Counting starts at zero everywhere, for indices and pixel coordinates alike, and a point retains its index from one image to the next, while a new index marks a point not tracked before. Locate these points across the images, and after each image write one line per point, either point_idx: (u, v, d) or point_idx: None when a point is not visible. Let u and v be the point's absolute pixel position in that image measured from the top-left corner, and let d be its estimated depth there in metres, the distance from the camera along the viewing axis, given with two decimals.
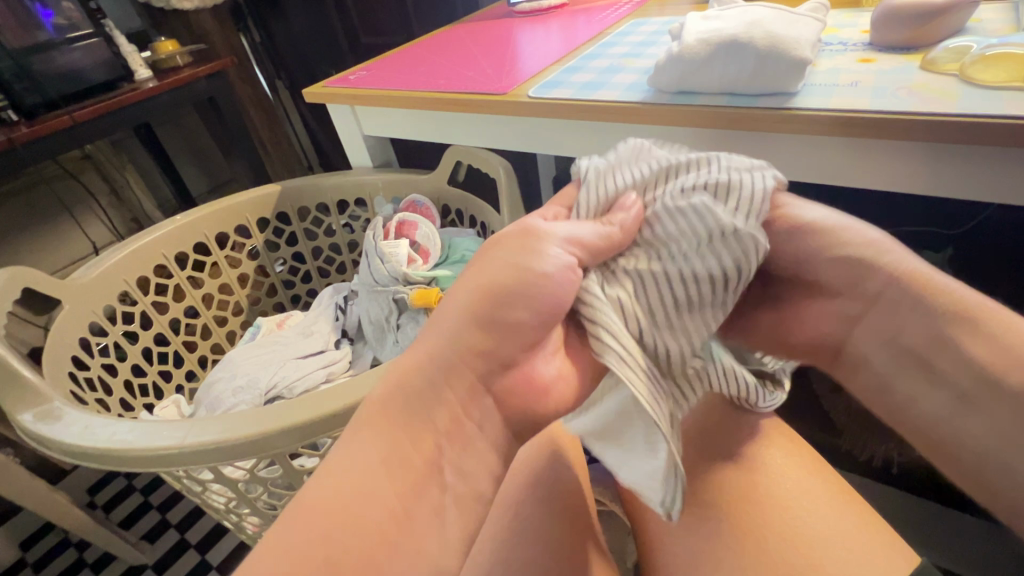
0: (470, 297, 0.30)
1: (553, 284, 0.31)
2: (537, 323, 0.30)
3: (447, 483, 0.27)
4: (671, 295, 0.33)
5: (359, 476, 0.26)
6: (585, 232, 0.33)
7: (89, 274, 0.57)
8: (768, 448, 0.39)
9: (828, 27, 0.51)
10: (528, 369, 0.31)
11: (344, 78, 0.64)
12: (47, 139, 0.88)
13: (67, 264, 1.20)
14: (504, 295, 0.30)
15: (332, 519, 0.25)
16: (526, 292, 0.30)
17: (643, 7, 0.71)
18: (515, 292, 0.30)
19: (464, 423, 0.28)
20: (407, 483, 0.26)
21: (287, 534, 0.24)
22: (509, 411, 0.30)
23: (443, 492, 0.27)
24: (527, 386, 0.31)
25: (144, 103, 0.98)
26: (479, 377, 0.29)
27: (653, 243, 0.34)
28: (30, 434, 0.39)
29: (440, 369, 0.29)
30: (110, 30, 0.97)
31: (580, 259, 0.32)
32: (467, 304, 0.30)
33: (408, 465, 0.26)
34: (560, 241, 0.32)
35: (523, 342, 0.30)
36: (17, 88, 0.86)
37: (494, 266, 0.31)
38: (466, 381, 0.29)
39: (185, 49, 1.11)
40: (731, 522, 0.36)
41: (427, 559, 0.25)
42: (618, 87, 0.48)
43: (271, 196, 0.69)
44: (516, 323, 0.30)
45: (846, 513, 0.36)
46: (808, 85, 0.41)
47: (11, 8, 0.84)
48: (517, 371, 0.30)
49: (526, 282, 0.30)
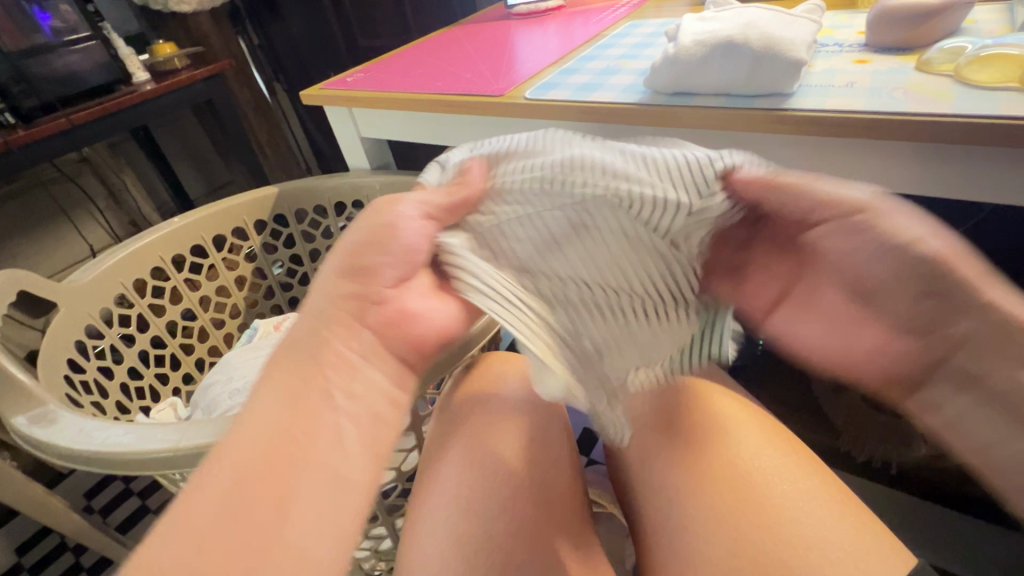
0: (338, 259, 0.34)
1: (406, 238, 0.34)
2: (393, 266, 0.34)
3: (339, 406, 0.30)
4: (562, 260, 0.32)
5: (261, 416, 0.28)
6: (435, 196, 0.35)
7: (84, 277, 0.57)
8: (764, 450, 0.39)
9: (825, 27, 0.51)
10: (400, 304, 0.35)
11: (341, 80, 0.65)
12: (43, 142, 0.88)
13: (65, 267, 1.20)
14: (362, 248, 0.34)
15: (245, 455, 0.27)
16: (383, 237, 0.34)
17: (640, 9, 0.71)
18: (373, 242, 0.34)
19: (348, 355, 0.32)
20: (304, 409, 0.29)
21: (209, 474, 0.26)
22: (388, 341, 0.34)
23: (335, 413, 0.29)
24: (399, 317, 0.34)
25: (142, 106, 0.98)
26: (353, 313, 0.33)
27: (517, 203, 0.33)
28: (24, 437, 0.39)
29: (317, 317, 0.32)
30: (107, 33, 0.97)
31: (433, 219, 0.35)
32: (334, 265, 0.34)
33: (304, 397, 0.29)
34: (411, 203, 0.35)
35: (385, 281, 0.34)
36: (14, 91, 0.86)
37: (356, 229, 0.35)
38: (343, 321, 0.32)
39: (183, 51, 1.11)
40: (727, 521, 0.36)
41: (332, 472, 0.28)
42: (614, 89, 0.48)
43: (268, 198, 0.69)
44: (378, 266, 0.34)
45: (842, 514, 0.36)
46: (803, 86, 0.41)
47: (7, 11, 0.84)
48: (387, 306, 0.34)
49: (378, 240, 0.34)
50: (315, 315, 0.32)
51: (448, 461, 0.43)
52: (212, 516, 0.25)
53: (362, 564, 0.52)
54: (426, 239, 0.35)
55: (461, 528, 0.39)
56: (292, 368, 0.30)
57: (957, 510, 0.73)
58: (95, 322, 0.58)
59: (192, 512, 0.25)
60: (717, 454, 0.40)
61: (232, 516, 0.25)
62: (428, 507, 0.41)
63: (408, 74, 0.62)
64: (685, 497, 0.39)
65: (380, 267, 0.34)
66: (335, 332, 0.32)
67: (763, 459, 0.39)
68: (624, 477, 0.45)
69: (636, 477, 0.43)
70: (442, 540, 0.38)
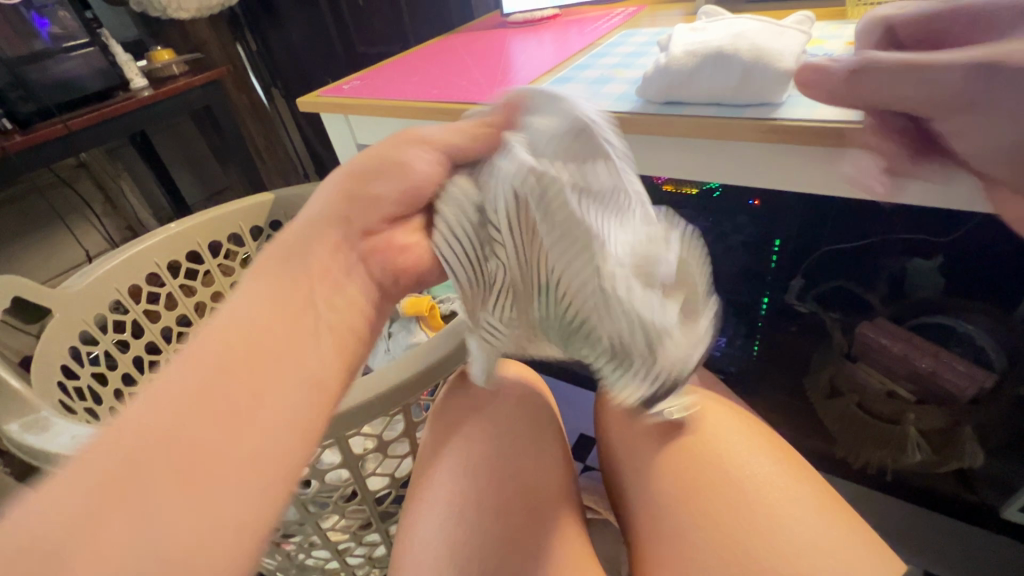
0: (337, 180, 0.33)
1: (419, 172, 0.33)
2: (395, 198, 0.33)
3: (321, 313, 0.28)
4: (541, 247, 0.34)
5: (238, 314, 0.26)
6: (442, 133, 0.35)
7: (79, 283, 0.57)
8: (755, 458, 0.40)
9: (815, 38, 0.52)
10: (390, 237, 0.33)
11: (338, 88, 0.65)
12: (40, 149, 0.88)
13: (61, 272, 1.19)
14: (367, 170, 0.33)
15: (222, 346, 0.25)
16: (386, 166, 0.33)
17: (635, 18, 0.72)
18: (377, 171, 0.33)
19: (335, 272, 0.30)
20: (285, 310, 0.27)
21: (172, 375, 0.24)
22: (377, 271, 0.32)
23: (317, 319, 0.28)
24: (390, 248, 0.33)
25: (140, 112, 0.99)
26: (342, 236, 0.31)
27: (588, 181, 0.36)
28: (16, 444, 0.39)
29: (311, 231, 0.31)
30: (105, 39, 0.98)
31: (438, 158, 0.34)
32: (335, 184, 0.32)
33: (289, 298, 0.28)
34: (421, 142, 0.34)
35: (383, 212, 0.33)
36: (12, 97, 0.87)
37: (365, 153, 0.34)
38: (331, 240, 0.31)
39: (181, 58, 1.12)
40: (716, 532, 0.36)
41: (308, 371, 0.26)
42: (607, 98, 0.48)
43: (264, 205, 0.68)
44: (380, 195, 0.32)
45: (828, 520, 0.36)
46: (792, 97, 0.42)
47: (6, 17, 0.85)
48: (379, 238, 0.33)
49: (379, 164, 0.33)
50: (305, 231, 0.31)
51: (441, 466, 0.43)
52: (191, 386, 0.23)
53: (356, 570, 0.53)
54: (431, 182, 0.34)
55: (453, 535, 0.39)
56: (281, 271, 0.28)
57: (952, 515, 0.74)
58: (89, 328, 0.58)
59: (149, 410, 0.22)
60: (712, 461, 0.40)
61: (198, 398, 0.23)
62: (420, 512, 0.41)
63: (405, 82, 0.63)
64: (677, 502, 0.39)
65: (383, 196, 0.33)
66: (326, 249, 0.30)
67: (754, 467, 0.39)
68: (614, 479, 0.45)
69: (628, 480, 0.43)
70: (436, 545, 0.38)
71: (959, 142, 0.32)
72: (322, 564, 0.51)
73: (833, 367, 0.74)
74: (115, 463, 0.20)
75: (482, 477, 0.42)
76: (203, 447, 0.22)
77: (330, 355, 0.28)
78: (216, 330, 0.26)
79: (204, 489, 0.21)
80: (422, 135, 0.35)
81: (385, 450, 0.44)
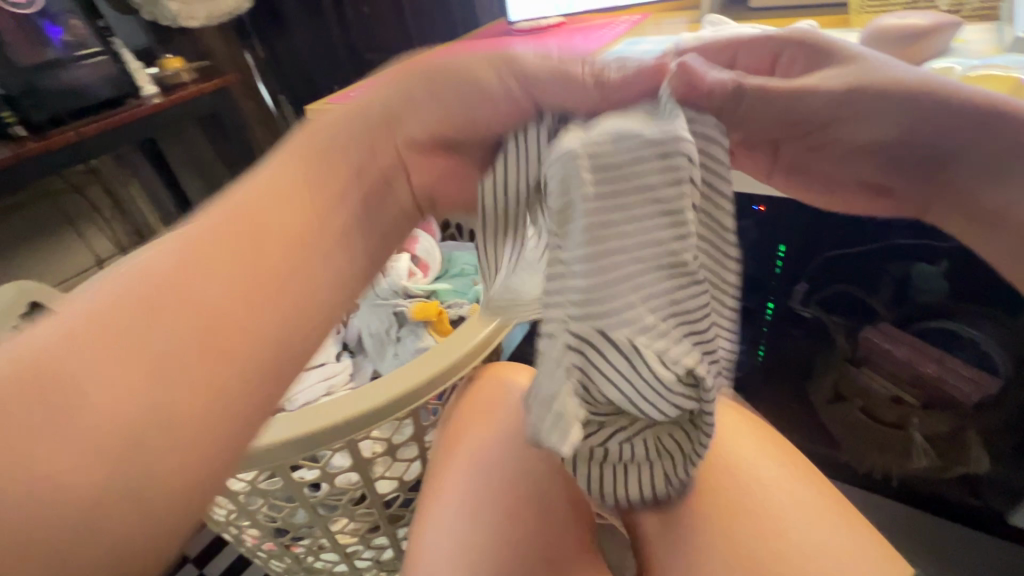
0: (405, 77, 0.29)
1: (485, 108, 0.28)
2: (444, 114, 0.28)
3: (355, 214, 0.29)
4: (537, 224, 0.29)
5: (272, 193, 0.27)
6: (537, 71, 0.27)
7: None
8: (761, 462, 0.40)
9: None
10: (435, 164, 0.30)
11: (347, 95, 0.66)
12: (52, 156, 0.89)
13: (71, 277, 1.21)
14: (433, 77, 0.28)
15: (241, 221, 0.26)
16: (453, 85, 0.28)
17: (638, 26, 0.73)
18: (437, 91, 0.28)
19: (384, 180, 0.29)
20: (320, 200, 0.28)
21: (199, 231, 0.26)
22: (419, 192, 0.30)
23: (348, 219, 0.28)
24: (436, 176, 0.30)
25: (152, 119, 1.02)
26: (386, 141, 0.29)
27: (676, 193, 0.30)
28: None
29: (365, 129, 0.29)
30: (118, 47, 0.98)
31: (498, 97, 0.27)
32: (401, 82, 0.29)
33: (329, 185, 0.28)
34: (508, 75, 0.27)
35: (425, 131, 0.29)
36: (24, 105, 0.87)
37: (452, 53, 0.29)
38: (383, 148, 0.29)
39: (191, 66, 1.14)
40: (722, 533, 0.37)
41: (317, 276, 0.27)
42: None
43: None
44: (427, 112, 0.28)
45: (835, 523, 0.36)
46: None
47: (19, 25, 0.85)
48: (429, 159, 0.30)
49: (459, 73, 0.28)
50: (359, 129, 0.29)
51: (451, 469, 0.44)
52: (203, 257, 0.25)
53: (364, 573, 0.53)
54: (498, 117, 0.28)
55: (464, 537, 0.39)
56: (324, 163, 0.28)
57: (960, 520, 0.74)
58: None
59: (171, 260, 0.25)
60: (718, 464, 0.40)
61: (206, 265, 0.25)
62: (432, 515, 0.41)
63: None
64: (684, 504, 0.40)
65: (432, 120, 0.28)
66: (373, 154, 0.29)
67: (760, 471, 0.40)
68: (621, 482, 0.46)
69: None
70: (448, 547, 0.39)
71: (841, 146, 0.30)
72: (331, 567, 0.51)
73: (835, 373, 0.76)
74: (121, 303, 0.23)
75: (491, 480, 0.42)
76: (220, 318, 0.24)
77: (347, 258, 0.28)
78: (239, 204, 0.27)
79: (206, 358, 0.24)
80: (512, 51, 0.28)
81: (395, 454, 0.45)
